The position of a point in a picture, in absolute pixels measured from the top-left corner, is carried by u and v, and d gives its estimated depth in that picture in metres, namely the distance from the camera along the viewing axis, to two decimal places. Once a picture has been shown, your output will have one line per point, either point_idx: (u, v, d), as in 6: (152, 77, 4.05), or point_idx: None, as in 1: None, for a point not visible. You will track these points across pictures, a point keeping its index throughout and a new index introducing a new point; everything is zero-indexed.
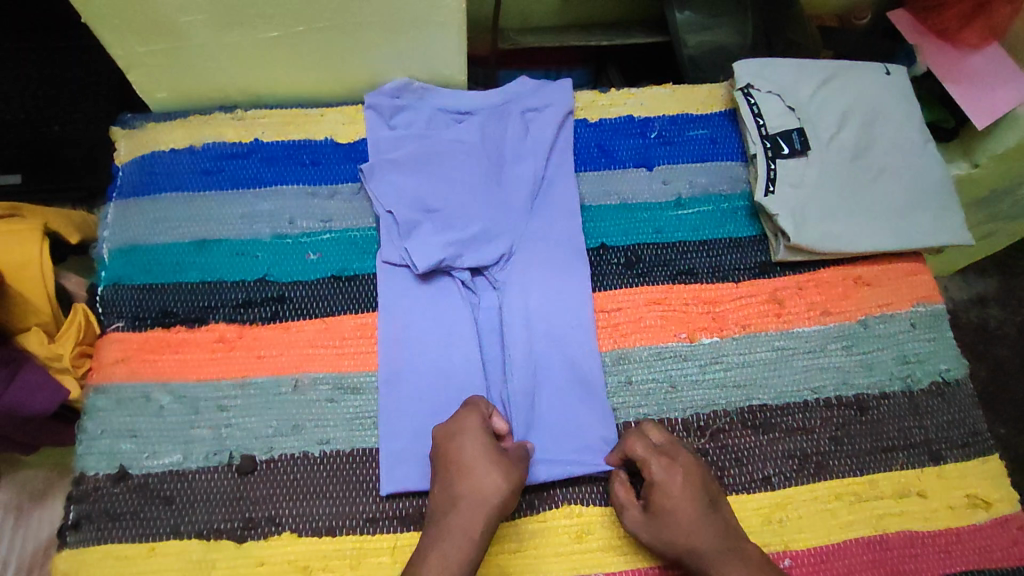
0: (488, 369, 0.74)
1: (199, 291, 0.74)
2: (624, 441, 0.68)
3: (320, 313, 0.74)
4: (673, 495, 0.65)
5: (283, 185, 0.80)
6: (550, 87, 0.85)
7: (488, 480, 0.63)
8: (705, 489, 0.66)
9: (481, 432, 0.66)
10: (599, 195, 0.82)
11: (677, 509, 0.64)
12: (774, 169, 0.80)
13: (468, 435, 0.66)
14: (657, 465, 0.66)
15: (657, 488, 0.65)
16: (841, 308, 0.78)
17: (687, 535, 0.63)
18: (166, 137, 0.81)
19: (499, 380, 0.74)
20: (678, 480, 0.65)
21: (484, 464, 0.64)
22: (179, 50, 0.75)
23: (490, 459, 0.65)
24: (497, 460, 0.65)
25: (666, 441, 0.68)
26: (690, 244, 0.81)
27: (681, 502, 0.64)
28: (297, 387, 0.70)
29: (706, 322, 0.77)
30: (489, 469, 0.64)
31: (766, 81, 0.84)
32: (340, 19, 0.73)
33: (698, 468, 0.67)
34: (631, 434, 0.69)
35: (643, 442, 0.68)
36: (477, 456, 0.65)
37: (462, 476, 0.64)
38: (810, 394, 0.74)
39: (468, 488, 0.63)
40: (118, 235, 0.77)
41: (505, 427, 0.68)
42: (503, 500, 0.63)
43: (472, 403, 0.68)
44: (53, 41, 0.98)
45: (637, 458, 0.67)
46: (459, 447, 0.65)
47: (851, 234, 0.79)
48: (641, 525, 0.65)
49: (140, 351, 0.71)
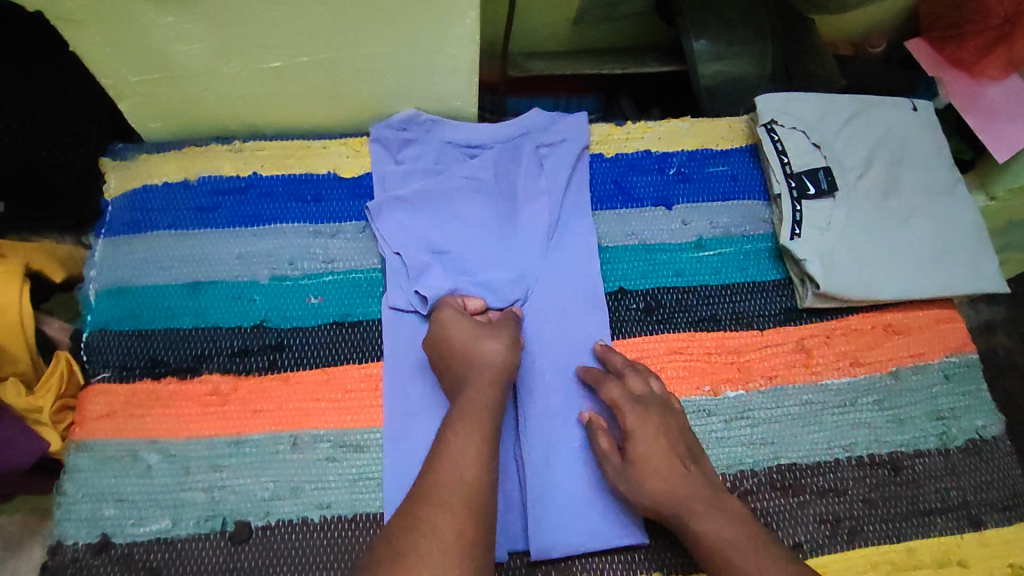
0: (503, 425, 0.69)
1: (191, 338, 0.69)
2: (601, 387, 0.68)
3: (321, 363, 0.69)
4: (649, 443, 0.64)
5: (283, 223, 0.75)
6: (564, 121, 0.82)
7: (484, 347, 0.65)
8: (681, 439, 0.65)
9: (461, 317, 0.68)
10: (617, 236, 0.78)
11: (653, 456, 0.63)
12: (799, 210, 0.77)
13: (450, 318, 0.68)
14: (631, 413, 0.65)
15: (631, 434, 0.65)
16: (871, 358, 0.75)
17: (662, 484, 0.62)
18: (158, 171, 0.77)
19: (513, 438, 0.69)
20: (654, 428, 0.64)
21: (477, 337, 0.65)
22: (174, 80, 0.71)
23: (478, 330, 0.66)
24: (482, 329, 0.66)
25: (646, 392, 0.67)
26: (713, 289, 0.77)
27: (655, 449, 0.63)
28: (296, 445, 0.66)
29: (731, 374, 0.73)
30: (482, 337, 0.65)
31: (790, 117, 0.81)
32: (346, 49, 0.69)
33: (675, 423, 0.65)
34: (607, 380, 0.68)
35: (620, 388, 0.67)
36: (464, 329, 0.66)
37: (453, 349, 0.65)
38: (841, 452, 0.70)
39: (463, 358, 0.65)
40: (105, 275, 0.72)
41: (479, 305, 0.71)
42: (508, 360, 0.65)
43: (445, 301, 0.70)
44: (43, 62, 0.92)
45: (614, 404, 0.66)
46: (447, 338, 0.66)
47: (881, 280, 0.75)
48: (618, 474, 0.65)
49: (128, 405, 0.66)
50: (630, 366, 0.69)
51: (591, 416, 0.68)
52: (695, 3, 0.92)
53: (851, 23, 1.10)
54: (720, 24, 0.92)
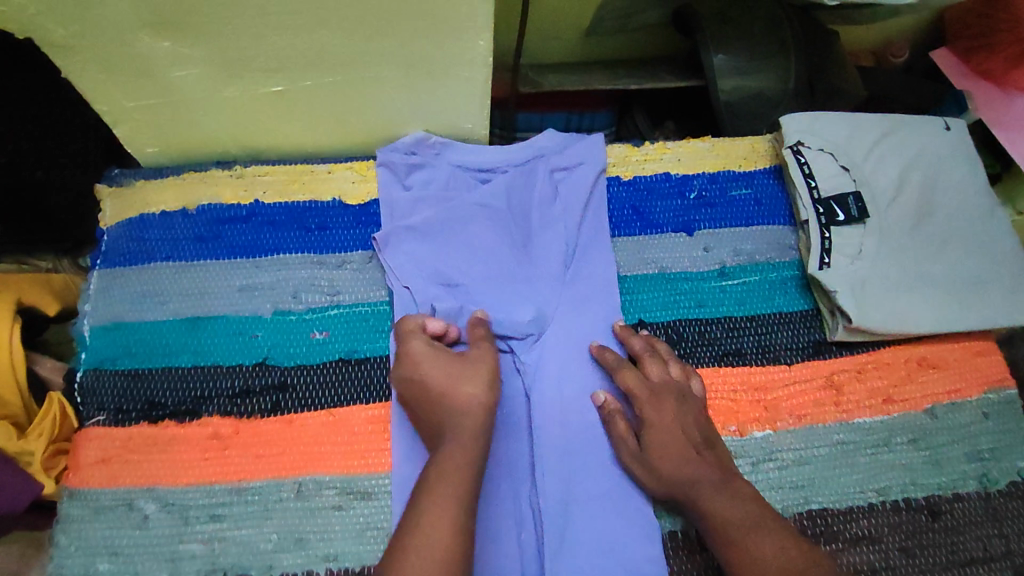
0: (501, 475, 0.64)
1: (190, 378, 0.66)
2: (617, 374, 0.66)
3: (326, 404, 0.65)
4: (664, 433, 0.63)
5: (286, 253, 0.71)
6: (580, 143, 0.78)
7: (460, 391, 0.61)
8: (696, 427, 0.64)
9: (430, 351, 0.63)
10: (636, 265, 0.75)
11: (669, 445, 0.63)
12: (828, 238, 0.73)
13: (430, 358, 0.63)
14: (647, 401, 0.65)
15: (648, 423, 0.64)
16: (904, 395, 0.71)
17: (675, 468, 0.62)
18: (156, 199, 0.73)
19: (501, 490, 0.64)
20: (670, 417, 0.64)
21: (452, 379, 0.61)
22: (171, 105, 0.67)
23: (452, 371, 0.62)
24: (457, 368, 0.62)
25: (662, 379, 0.66)
26: (737, 321, 0.73)
27: (669, 440, 0.63)
28: (301, 493, 0.62)
29: (757, 413, 0.69)
30: (457, 380, 0.61)
31: (818, 138, 0.77)
32: (351, 73, 0.66)
33: (693, 409, 0.65)
34: (623, 367, 0.67)
35: (636, 376, 0.66)
36: (455, 372, 0.62)
37: (436, 398, 0.61)
38: (875, 496, 0.67)
39: (446, 408, 0.61)
40: (101, 309, 0.69)
41: (439, 326, 0.66)
42: (488, 400, 0.61)
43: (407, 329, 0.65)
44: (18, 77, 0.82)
45: (629, 392, 0.66)
46: (420, 380, 0.62)
47: (915, 313, 0.71)
48: (632, 458, 0.64)
49: (124, 451, 0.63)
50: (648, 350, 0.68)
51: (607, 399, 0.66)
52: (716, 16, 0.88)
53: (876, 32, 1.05)
54: (741, 40, 0.88)
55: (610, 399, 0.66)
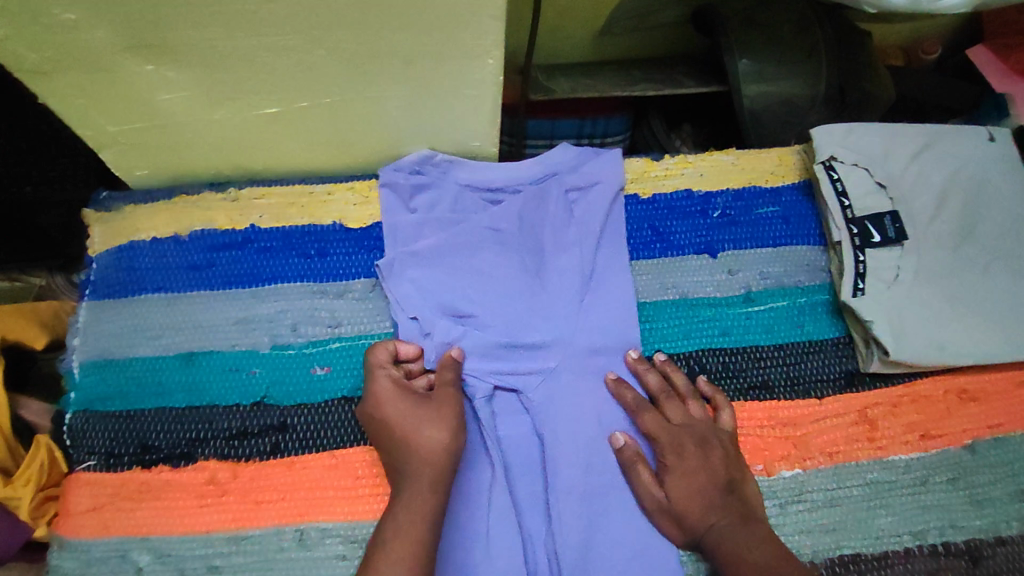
0: (491, 524, 0.60)
1: (184, 419, 0.62)
2: (637, 416, 0.64)
3: (328, 446, 0.62)
4: (689, 481, 0.60)
5: (284, 282, 0.67)
6: (595, 161, 0.73)
7: (422, 437, 0.57)
8: (723, 469, 0.60)
9: (403, 391, 0.60)
10: (655, 290, 0.70)
11: (693, 491, 0.59)
12: (862, 261, 0.68)
13: (430, 404, 0.60)
14: (669, 446, 0.62)
15: (672, 470, 0.61)
16: (942, 430, 0.66)
17: (699, 516, 0.59)
18: (147, 224, 0.69)
19: (481, 542, 0.60)
20: (694, 463, 0.60)
21: (415, 423, 0.58)
22: (159, 129, 0.63)
23: (420, 411, 0.59)
24: (424, 414, 0.59)
25: (684, 420, 0.63)
26: (764, 350, 0.68)
27: (696, 489, 0.59)
28: (302, 542, 0.59)
29: (786, 450, 0.65)
30: (421, 426, 0.58)
31: (851, 152, 0.71)
32: (350, 92, 0.61)
33: (719, 452, 0.61)
34: (643, 408, 0.64)
35: (656, 418, 0.63)
36: (445, 427, 0.59)
37: (417, 441, 0.57)
38: (911, 540, 0.62)
39: (424, 449, 0.57)
40: (90, 345, 0.65)
41: (411, 350, 0.63)
42: (453, 446, 0.58)
43: (372, 363, 0.61)
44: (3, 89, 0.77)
45: (651, 435, 0.63)
46: (386, 419, 0.59)
47: (954, 343, 0.67)
48: (658, 509, 0.60)
49: (116, 498, 0.60)
50: (666, 389, 0.65)
51: (626, 442, 0.63)
52: (739, 18, 0.82)
53: (909, 29, 0.99)
54: (767, 44, 0.82)
55: (628, 443, 0.63)
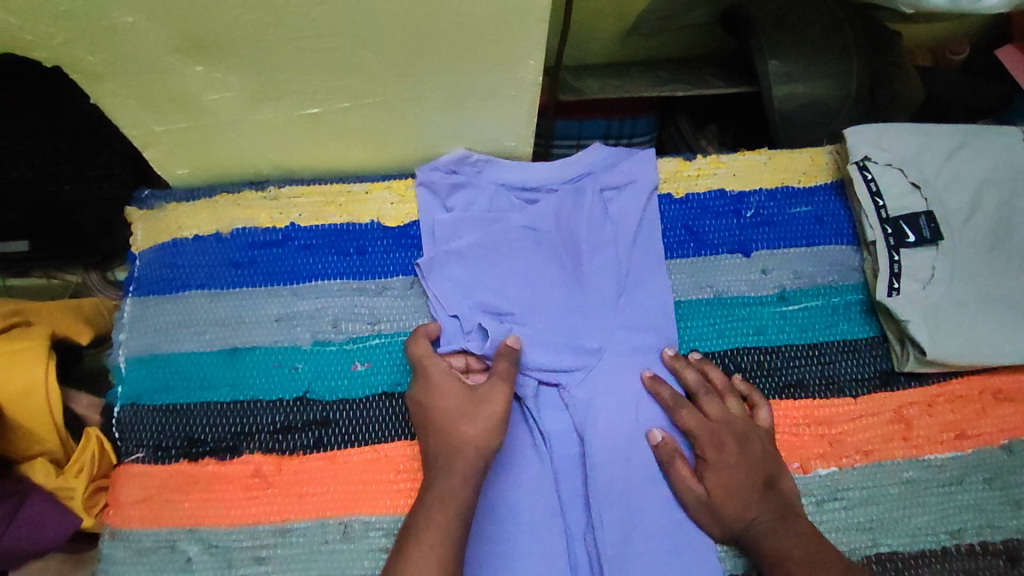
0: (528, 517, 0.61)
1: (229, 413, 0.64)
2: (676, 413, 0.64)
3: (370, 441, 0.63)
4: (728, 476, 0.61)
5: (325, 280, 0.69)
6: (629, 162, 0.74)
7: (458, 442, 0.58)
8: (760, 466, 0.61)
9: (447, 384, 0.61)
10: (690, 289, 0.71)
11: (730, 487, 0.60)
12: (897, 261, 0.68)
13: (474, 400, 0.61)
14: (708, 443, 0.63)
15: (710, 466, 0.62)
16: (978, 430, 0.67)
17: (737, 511, 0.60)
18: (189, 221, 0.70)
19: (522, 537, 0.60)
20: (732, 460, 0.61)
21: (453, 422, 0.59)
22: (203, 128, 0.64)
23: (460, 406, 0.60)
24: (466, 405, 0.60)
25: (724, 416, 0.63)
26: (799, 349, 0.69)
27: (734, 484, 0.60)
28: (346, 534, 0.60)
29: (821, 448, 0.65)
30: (460, 417, 0.59)
31: (884, 152, 0.72)
32: (391, 93, 0.62)
33: (758, 449, 0.62)
34: (680, 405, 0.64)
35: (694, 415, 0.64)
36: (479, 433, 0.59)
37: (453, 443, 0.58)
38: (948, 539, 0.62)
39: (460, 450, 0.58)
40: (136, 340, 0.67)
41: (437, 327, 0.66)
42: (485, 452, 0.59)
43: (419, 355, 0.63)
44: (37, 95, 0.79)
45: (689, 431, 0.64)
46: (428, 410, 0.61)
47: (990, 342, 0.67)
48: (697, 502, 0.61)
49: (164, 490, 0.61)
50: (704, 385, 0.65)
51: (663, 438, 0.63)
52: (770, 17, 0.83)
53: (936, 28, 0.99)
54: (797, 44, 0.83)
55: (666, 439, 0.63)
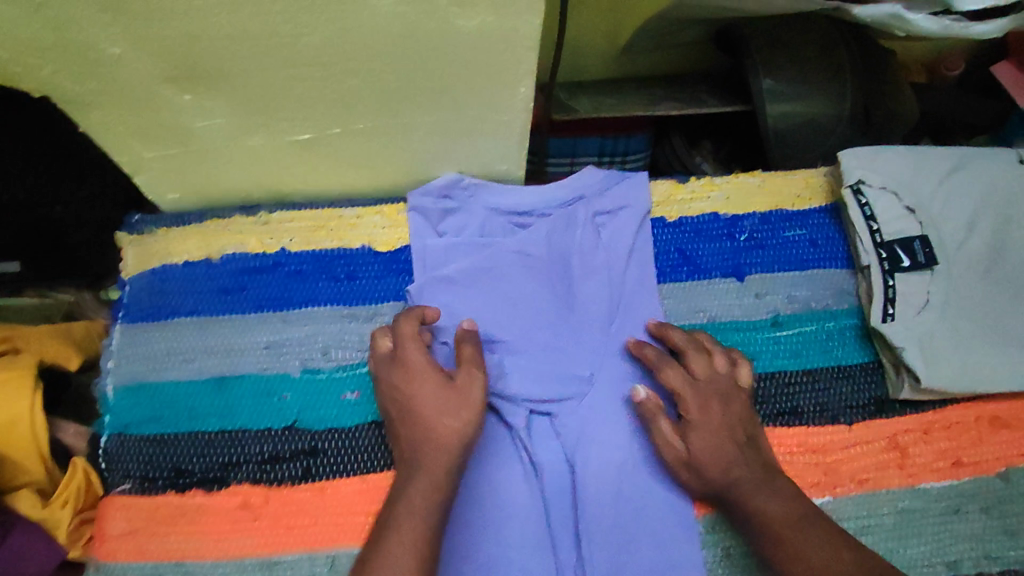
0: (519, 550, 0.60)
1: (217, 442, 0.63)
2: (660, 371, 0.64)
3: (359, 471, 0.62)
4: (710, 436, 0.60)
5: (315, 306, 0.68)
6: (622, 184, 0.74)
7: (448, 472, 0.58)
8: (742, 426, 0.62)
9: (431, 372, 0.60)
10: (683, 314, 0.70)
11: (712, 447, 0.60)
12: (892, 287, 0.68)
13: (455, 390, 0.59)
14: (692, 400, 0.62)
15: (693, 426, 0.61)
16: (974, 458, 0.66)
17: (721, 471, 0.59)
18: (179, 247, 0.70)
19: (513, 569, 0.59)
20: (717, 419, 0.61)
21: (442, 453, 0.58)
22: (192, 153, 0.64)
23: (440, 398, 0.59)
24: (449, 397, 0.59)
25: (709, 375, 0.63)
26: (793, 376, 0.68)
27: (716, 445, 0.60)
28: (333, 568, 0.59)
29: (817, 477, 0.65)
30: (443, 416, 0.58)
31: (879, 175, 0.71)
32: (382, 119, 0.62)
33: (741, 408, 0.62)
34: (665, 364, 0.64)
35: (679, 375, 0.63)
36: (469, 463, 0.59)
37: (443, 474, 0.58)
38: (944, 571, 0.62)
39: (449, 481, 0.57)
40: (124, 368, 0.66)
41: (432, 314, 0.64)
42: None
43: (404, 332, 0.62)
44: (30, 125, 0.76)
45: (673, 391, 0.63)
46: (411, 399, 0.59)
47: (986, 370, 0.66)
48: (678, 461, 0.61)
49: (151, 522, 0.61)
50: (691, 344, 0.65)
51: (647, 395, 0.63)
52: (765, 37, 0.82)
53: (931, 44, 0.98)
54: (792, 64, 0.82)
55: (650, 397, 0.63)
